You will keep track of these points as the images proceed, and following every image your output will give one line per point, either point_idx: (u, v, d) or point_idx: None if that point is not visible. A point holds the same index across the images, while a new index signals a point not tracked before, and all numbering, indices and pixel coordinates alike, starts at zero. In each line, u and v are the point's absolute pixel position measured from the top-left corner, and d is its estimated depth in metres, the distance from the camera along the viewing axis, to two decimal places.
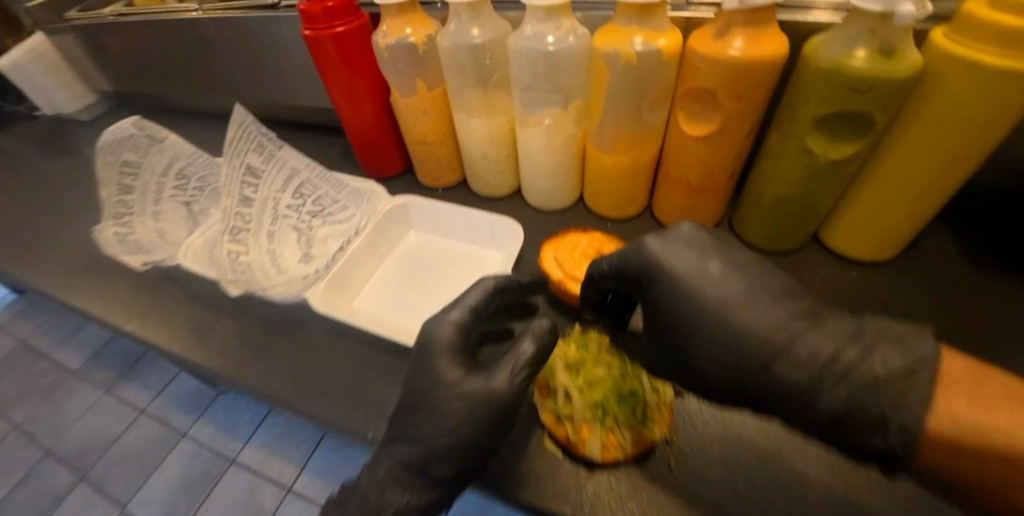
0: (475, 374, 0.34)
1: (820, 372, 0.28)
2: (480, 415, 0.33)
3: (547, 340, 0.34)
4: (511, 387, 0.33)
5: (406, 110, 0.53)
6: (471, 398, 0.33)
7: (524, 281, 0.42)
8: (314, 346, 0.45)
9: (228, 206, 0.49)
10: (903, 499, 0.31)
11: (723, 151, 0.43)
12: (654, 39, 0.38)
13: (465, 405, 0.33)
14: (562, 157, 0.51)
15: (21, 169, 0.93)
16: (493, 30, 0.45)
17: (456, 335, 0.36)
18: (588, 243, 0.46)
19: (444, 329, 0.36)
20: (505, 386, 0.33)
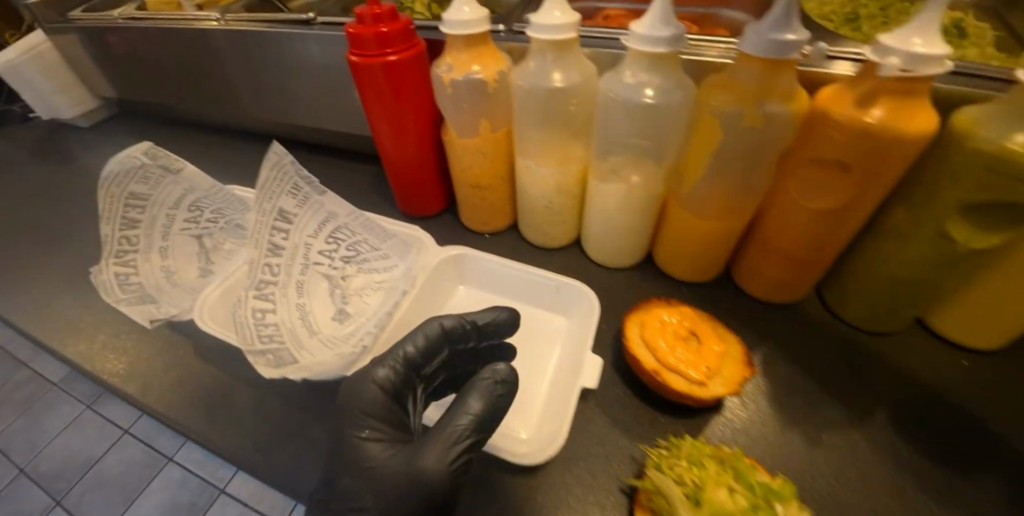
0: (398, 456, 0.33)
1: None
2: (407, 498, 0.31)
3: (495, 396, 0.33)
4: (443, 466, 0.31)
5: (463, 151, 0.46)
6: (394, 476, 0.32)
7: (478, 322, 0.40)
8: None
9: (255, 258, 0.42)
10: None
11: (837, 227, 0.38)
12: (781, 101, 0.33)
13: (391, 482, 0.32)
14: (639, 216, 0.45)
15: (12, 177, 0.85)
16: (577, 74, 0.39)
17: (383, 400, 0.35)
18: (677, 322, 0.39)
19: (374, 391, 0.35)
20: (436, 467, 0.31)
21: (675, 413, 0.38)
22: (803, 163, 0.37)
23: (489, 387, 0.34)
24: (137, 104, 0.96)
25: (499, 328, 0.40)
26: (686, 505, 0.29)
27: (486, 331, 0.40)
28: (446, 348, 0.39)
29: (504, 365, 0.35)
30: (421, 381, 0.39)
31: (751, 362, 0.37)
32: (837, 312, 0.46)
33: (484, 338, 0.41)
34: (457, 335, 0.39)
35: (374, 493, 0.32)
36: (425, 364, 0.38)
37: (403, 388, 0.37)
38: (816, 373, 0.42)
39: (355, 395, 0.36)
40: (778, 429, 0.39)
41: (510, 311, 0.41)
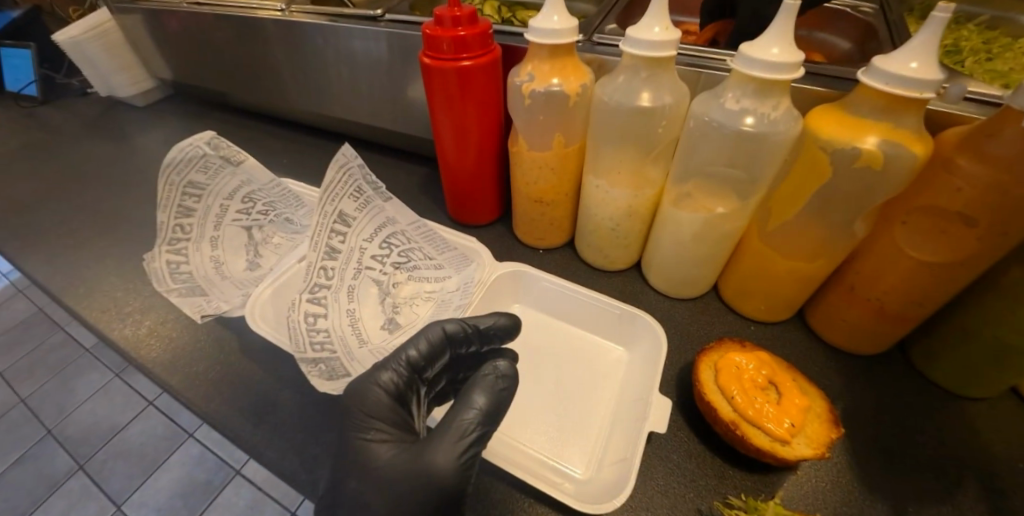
0: (406, 460, 0.31)
1: None
2: (420, 497, 0.29)
3: (497, 391, 0.32)
4: (452, 463, 0.29)
5: (529, 165, 0.44)
6: (404, 478, 0.30)
7: (481, 326, 0.37)
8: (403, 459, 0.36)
9: (312, 260, 0.41)
10: None
11: (942, 286, 0.35)
12: (905, 142, 0.30)
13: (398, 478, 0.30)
14: (715, 248, 0.42)
15: (68, 151, 0.87)
16: (668, 94, 0.36)
17: (389, 403, 0.33)
18: (753, 366, 0.36)
19: (381, 394, 0.33)
20: (446, 464, 0.29)
21: (747, 469, 0.35)
22: (913, 210, 0.34)
23: (490, 383, 0.32)
24: (190, 88, 0.97)
25: (500, 333, 0.38)
26: None
27: (488, 335, 0.38)
28: (449, 351, 0.37)
29: (505, 361, 0.34)
30: (424, 385, 0.36)
31: (835, 420, 0.34)
32: (924, 369, 0.42)
33: (486, 341, 0.38)
34: (459, 339, 0.37)
35: (385, 495, 0.30)
36: (428, 368, 0.36)
37: (407, 390, 0.34)
38: (901, 436, 0.38)
39: (356, 398, 0.33)
40: (860, 497, 0.35)
41: (511, 316, 0.39)
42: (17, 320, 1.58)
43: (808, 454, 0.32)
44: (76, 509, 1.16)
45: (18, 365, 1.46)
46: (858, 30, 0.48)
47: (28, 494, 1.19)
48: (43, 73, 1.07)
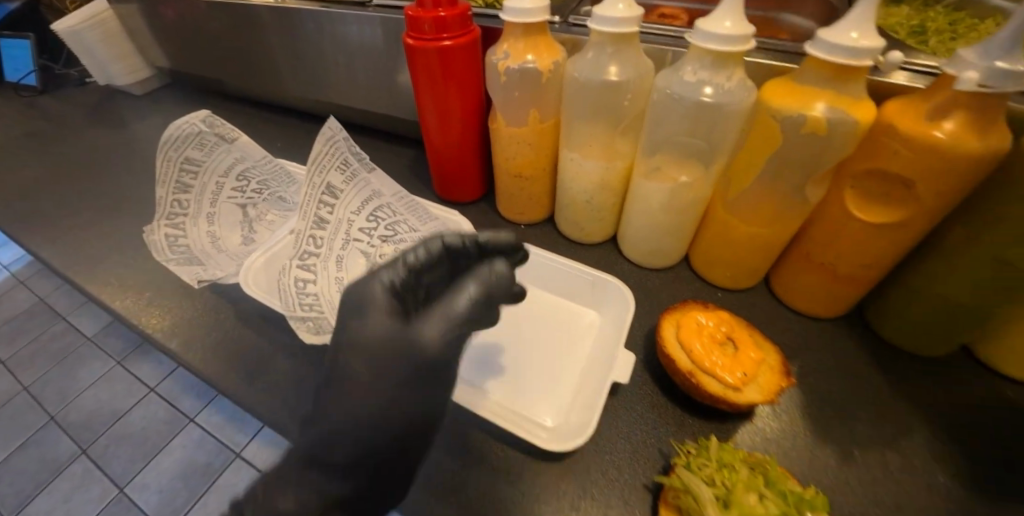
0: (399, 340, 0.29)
1: None
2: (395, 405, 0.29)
3: (495, 285, 0.30)
4: (440, 338, 0.29)
5: (507, 140, 0.47)
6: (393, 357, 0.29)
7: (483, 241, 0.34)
8: None
9: (301, 228, 0.44)
10: None
11: (888, 245, 0.37)
12: (846, 108, 0.32)
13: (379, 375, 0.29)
14: (682, 218, 0.44)
15: (68, 139, 0.89)
16: (633, 69, 0.39)
17: (385, 303, 0.30)
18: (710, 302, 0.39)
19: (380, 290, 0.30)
20: (433, 339, 0.29)
21: (705, 417, 0.37)
22: (860, 175, 0.36)
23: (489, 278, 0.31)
24: (187, 77, 0.99)
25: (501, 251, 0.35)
26: (718, 507, 0.28)
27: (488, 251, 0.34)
28: (451, 265, 0.34)
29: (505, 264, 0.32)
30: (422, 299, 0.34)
31: (786, 370, 0.37)
32: (879, 331, 0.45)
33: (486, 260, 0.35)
34: (459, 252, 0.34)
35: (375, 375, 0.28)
36: (426, 276, 0.33)
37: (404, 295, 0.31)
38: (855, 392, 0.41)
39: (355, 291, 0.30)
40: (809, 442, 0.38)
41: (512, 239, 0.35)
42: (20, 310, 1.61)
43: (758, 398, 0.35)
44: (79, 491, 1.19)
45: (20, 354, 1.48)
46: (818, 10, 0.51)
47: (32, 478, 1.22)
48: (42, 63, 1.09)
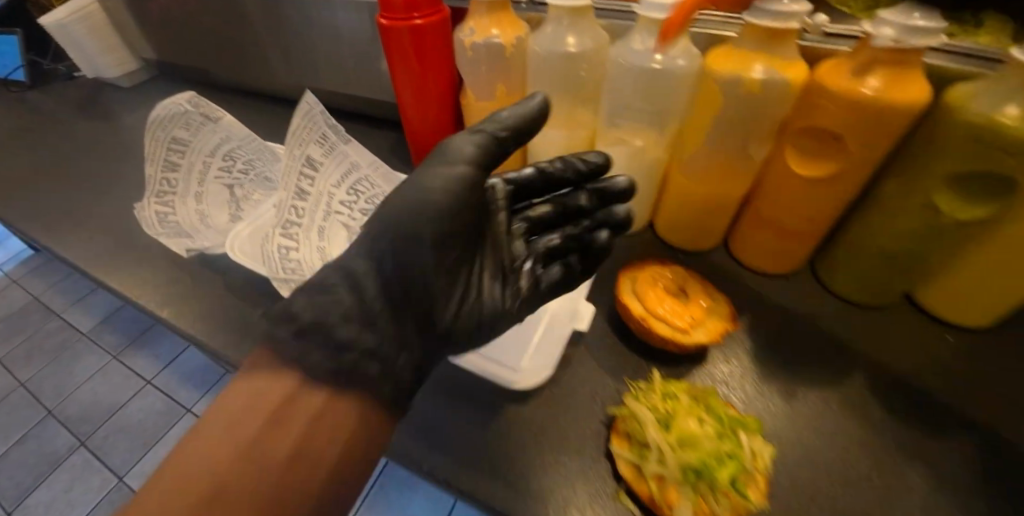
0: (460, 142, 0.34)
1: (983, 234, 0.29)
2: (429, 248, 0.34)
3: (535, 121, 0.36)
4: (475, 145, 0.34)
5: (478, 114, 0.49)
6: (417, 206, 0.33)
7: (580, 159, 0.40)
8: None
9: (283, 199, 0.46)
10: None
11: (826, 198, 0.40)
12: (781, 69, 0.35)
13: (381, 241, 0.34)
14: (642, 182, 0.47)
15: (59, 131, 0.91)
16: (589, 40, 0.41)
17: (468, 138, 0.34)
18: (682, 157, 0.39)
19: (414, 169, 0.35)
20: (467, 144, 0.34)
21: (658, 360, 0.40)
22: (801, 133, 0.39)
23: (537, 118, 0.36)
24: (174, 68, 1.01)
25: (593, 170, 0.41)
26: (658, 428, 0.32)
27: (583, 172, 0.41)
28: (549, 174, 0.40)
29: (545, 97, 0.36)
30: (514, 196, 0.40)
31: (732, 315, 0.40)
32: (828, 284, 0.48)
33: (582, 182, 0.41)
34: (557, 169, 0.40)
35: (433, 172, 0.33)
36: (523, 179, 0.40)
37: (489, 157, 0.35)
38: (804, 339, 0.44)
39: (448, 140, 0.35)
40: (757, 381, 0.41)
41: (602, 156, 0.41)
42: (15, 308, 1.62)
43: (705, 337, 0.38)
44: (79, 482, 1.21)
45: (17, 350, 1.50)
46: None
47: (32, 470, 1.24)
48: (30, 58, 1.11)
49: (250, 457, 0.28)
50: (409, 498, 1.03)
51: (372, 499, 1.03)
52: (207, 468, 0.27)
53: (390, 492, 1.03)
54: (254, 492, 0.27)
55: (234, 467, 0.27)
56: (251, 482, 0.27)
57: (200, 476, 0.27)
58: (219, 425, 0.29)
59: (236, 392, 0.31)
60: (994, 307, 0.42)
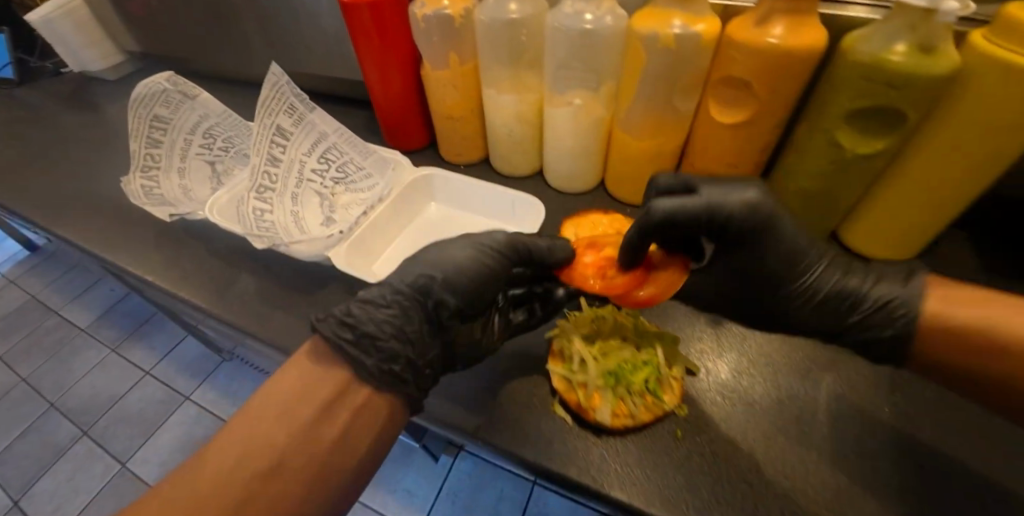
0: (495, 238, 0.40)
1: (806, 288, 0.38)
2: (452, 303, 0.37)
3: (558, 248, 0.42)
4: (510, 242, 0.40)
5: (436, 83, 0.53)
6: (453, 265, 0.37)
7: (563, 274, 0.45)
8: None
9: (256, 164, 0.50)
10: (893, 452, 0.34)
11: (746, 143, 0.44)
12: (691, 24, 0.39)
13: (408, 285, 0.37)
14: (588, 139, 0.51)
15: (48, 124, 0.94)
16: (529, 8, 0.46)
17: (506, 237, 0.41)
18: (608, 254, 0.43)
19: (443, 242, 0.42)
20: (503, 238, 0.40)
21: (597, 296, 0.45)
22: (718, 84, 0.43)
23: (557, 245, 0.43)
24: (158, 59, 1.04)
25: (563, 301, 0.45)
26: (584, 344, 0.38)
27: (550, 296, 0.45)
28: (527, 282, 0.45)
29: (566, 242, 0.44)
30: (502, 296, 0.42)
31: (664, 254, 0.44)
32: None
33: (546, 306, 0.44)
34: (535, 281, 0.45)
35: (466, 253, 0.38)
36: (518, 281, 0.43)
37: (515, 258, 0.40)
38: None
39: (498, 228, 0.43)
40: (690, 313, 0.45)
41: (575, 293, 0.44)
42: (14, 307, 1.66)
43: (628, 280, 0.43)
44: (82, 469, 1.25)
45: (18, 348, 1.54)
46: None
47: (37, 460, 1.28)
48: (17, 57, 1.14)
49: (311, 434, 0.30)
50: (403, 469, 1.07)
51: None
52: (274, 439, 0.29)
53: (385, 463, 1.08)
54: (315, 468, 0.29)
55: (296, 442, 0.29)
56: (313, 457, 0.29)
57: (267, 446, 0.29)
58: (280, 399, 0.31)
59: (299, 365, 0.32)
60: (907, 239, 0.46)
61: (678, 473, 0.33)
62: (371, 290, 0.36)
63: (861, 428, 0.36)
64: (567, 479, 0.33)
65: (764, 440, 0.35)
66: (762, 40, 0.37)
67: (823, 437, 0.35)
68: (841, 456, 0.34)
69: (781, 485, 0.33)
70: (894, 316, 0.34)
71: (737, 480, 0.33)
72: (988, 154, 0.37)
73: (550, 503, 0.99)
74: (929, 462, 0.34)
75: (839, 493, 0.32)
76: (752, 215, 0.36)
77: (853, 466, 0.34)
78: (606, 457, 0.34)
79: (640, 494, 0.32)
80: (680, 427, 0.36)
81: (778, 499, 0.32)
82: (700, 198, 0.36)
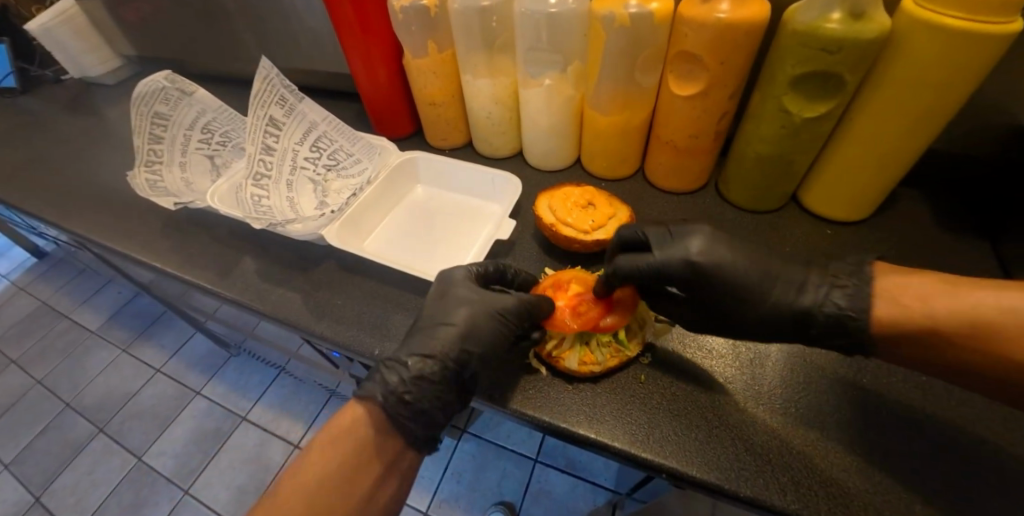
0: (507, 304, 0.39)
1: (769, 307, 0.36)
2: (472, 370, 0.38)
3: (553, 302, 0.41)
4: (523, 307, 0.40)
5: (417, 71, 0.57)
6: (489, 340, 0.38)
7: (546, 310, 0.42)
8: (342, 286, 0.50)
9: (252, 153, 0.54)
10: (838, 384, 0.38)
11: (704, 114, 0.47)
12: (646, 3, 0.42)
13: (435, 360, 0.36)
14: (560, 118, 0.54)
15: (53, 129, 0.98)
16: None
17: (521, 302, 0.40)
18: (576, 292, 0.43)
19: (459, 293, 0.40)
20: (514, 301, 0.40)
21: (570, 262, 0.48)
22: (674, 59, 0.46)
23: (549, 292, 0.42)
24: (155, 63, 1.07)
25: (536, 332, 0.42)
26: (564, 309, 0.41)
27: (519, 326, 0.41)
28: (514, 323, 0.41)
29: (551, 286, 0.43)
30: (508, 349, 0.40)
31: (630, 220, 0.47)
32: (726, 196, 0.55)
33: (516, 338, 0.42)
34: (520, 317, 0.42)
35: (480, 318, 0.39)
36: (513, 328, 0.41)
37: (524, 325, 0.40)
38: None
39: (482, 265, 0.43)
40: None
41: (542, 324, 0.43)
42: (27, 312, 1.72)
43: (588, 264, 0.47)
44: (101, 463, 1.30)
45: (33, 351, 1.59)
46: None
47: (57, 456, 1.33)
48: (19, 66, 1.18)
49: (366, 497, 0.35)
50: None
51: None
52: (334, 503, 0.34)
53: None
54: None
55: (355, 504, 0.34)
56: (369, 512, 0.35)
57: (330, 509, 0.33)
58: (343, 469, 0.34)
59: (357, 437, 0.36)
60: (860, 198, 0.49)
61: (643, 411, 0.36)
62: (410, 366, 0.36)
63: (811, 365, 0.39)
64: (542, 421, 0.37)
65: (723, 381, 0.38)
66: (710, 15, 0.40)
67: (778, 374, 0.39)
68: (793, 389, 0.38)
69: (736, 417, 0.36)
70: (846, 326, 0.33)
71: (696, 416, 0.36)
72: (920, 111, 0.40)
73: (552, 479, 1.03)
74: (869, 391, 0.37)
75: (788, 422, 0.36)
76: (686, 272, 0.37)
77: (802, 397, 0.37)
78: (575, 401, 0.37)
79: (609, 431, 0.35)
80: (643, 372, 0.39)
81: (733, 430, 0.35)
82: (652, 255, 0.38)
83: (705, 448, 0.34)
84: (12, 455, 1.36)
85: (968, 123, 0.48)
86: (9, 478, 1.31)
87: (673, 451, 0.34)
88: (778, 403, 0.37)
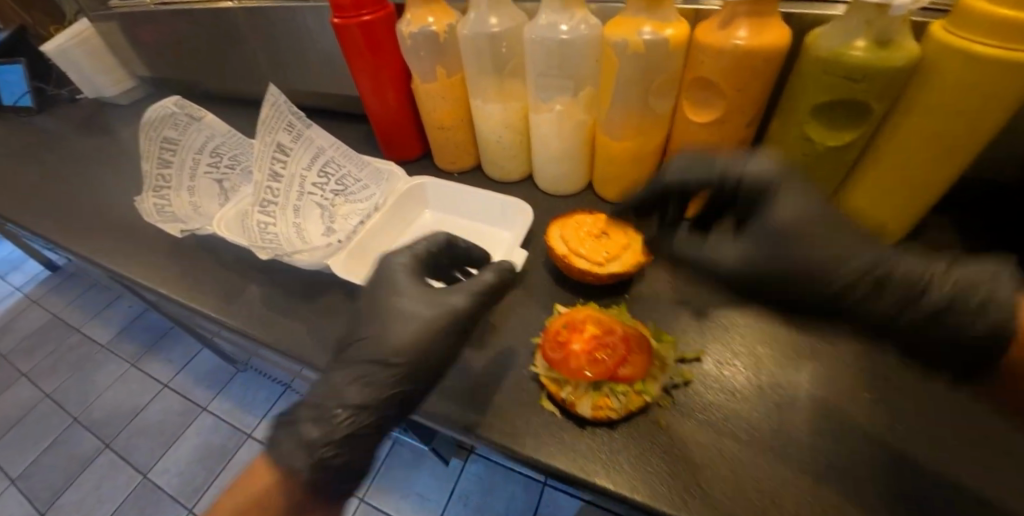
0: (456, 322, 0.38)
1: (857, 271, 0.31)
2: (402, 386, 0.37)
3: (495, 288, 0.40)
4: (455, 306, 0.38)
5: (425, 95, 0.56)
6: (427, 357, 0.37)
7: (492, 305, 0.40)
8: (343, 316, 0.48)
9: (259, 180, 0.53)
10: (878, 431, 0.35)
11: (720, 140, 0.46)
12: (661, 30, 0.41)
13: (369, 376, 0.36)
14: (571, 142, 0.53)
15: (67, 149, 0.99)
16: (508, 19, 0.48)
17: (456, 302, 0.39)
18: (592, 335, 0.37)
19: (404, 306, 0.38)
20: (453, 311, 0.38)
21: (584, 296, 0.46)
22: (690, 85, 0.44)
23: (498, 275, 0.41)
24: (168, 83, 1.08)
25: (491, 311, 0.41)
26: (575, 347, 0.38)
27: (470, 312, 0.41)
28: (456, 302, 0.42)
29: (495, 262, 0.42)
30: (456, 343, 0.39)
31: (647, 252, 0.45)
32: None
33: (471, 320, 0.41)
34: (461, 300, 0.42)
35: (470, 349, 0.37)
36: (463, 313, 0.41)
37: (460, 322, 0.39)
38: None
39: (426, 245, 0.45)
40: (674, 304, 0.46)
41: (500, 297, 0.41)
42: (40, 325, 1.73)
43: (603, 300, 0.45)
44: (107, 479, 1.30)
45: (44, 364, 1.60)
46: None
47: (64, 471, 1.33)
48: (36, 86, 1.21)
49: None
50: (415, 474, 1.09)
51: (381, 475, 1.09)
52: None
53: (398, 468, 1.10)
54: None
55: None
56: None
57: None
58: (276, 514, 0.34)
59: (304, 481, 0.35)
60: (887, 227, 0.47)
61: (665, 461, 0.34)
62: (349, 395, 0.36)
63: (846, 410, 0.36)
64: (557, 471, 0.35)
65: (752, 428, 0.36)
66: (727, 42, 0.38)
67: (812, 420, 0.36)
68: (829, 438, 0.35)
69: (768, 470, 0.33)
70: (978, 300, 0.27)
71: (723, 468, 0.34)
72: (954, 140, 0.38)
73: (562, 504, 1.00)
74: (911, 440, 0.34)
75: (826, 476, 0.33)
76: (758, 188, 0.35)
77: (840, 447, 0.34)
78: (593, 449, 0.35)
79: (629, 483, 0.33)
80: (664, 417, 0.37)
81: (765, 485, 0.33)
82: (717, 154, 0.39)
83: (734, 506, 0.32)
84: (19, 469, 1.36)
85: (1001, 149, 0.46)
86: (16, 493, 1.31)
87: (699, 508, 0.32)
88: (814, 454, 0.34)
